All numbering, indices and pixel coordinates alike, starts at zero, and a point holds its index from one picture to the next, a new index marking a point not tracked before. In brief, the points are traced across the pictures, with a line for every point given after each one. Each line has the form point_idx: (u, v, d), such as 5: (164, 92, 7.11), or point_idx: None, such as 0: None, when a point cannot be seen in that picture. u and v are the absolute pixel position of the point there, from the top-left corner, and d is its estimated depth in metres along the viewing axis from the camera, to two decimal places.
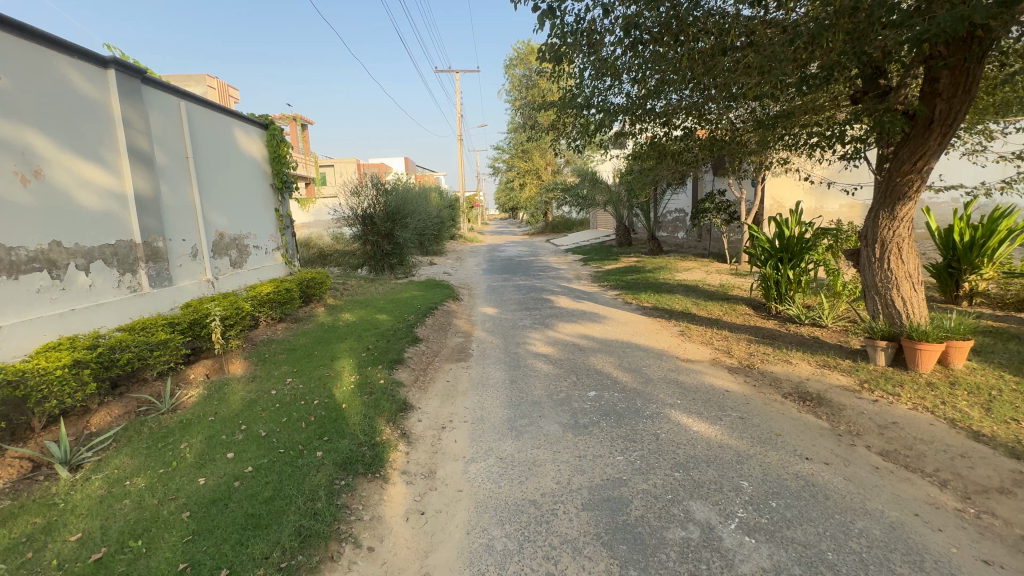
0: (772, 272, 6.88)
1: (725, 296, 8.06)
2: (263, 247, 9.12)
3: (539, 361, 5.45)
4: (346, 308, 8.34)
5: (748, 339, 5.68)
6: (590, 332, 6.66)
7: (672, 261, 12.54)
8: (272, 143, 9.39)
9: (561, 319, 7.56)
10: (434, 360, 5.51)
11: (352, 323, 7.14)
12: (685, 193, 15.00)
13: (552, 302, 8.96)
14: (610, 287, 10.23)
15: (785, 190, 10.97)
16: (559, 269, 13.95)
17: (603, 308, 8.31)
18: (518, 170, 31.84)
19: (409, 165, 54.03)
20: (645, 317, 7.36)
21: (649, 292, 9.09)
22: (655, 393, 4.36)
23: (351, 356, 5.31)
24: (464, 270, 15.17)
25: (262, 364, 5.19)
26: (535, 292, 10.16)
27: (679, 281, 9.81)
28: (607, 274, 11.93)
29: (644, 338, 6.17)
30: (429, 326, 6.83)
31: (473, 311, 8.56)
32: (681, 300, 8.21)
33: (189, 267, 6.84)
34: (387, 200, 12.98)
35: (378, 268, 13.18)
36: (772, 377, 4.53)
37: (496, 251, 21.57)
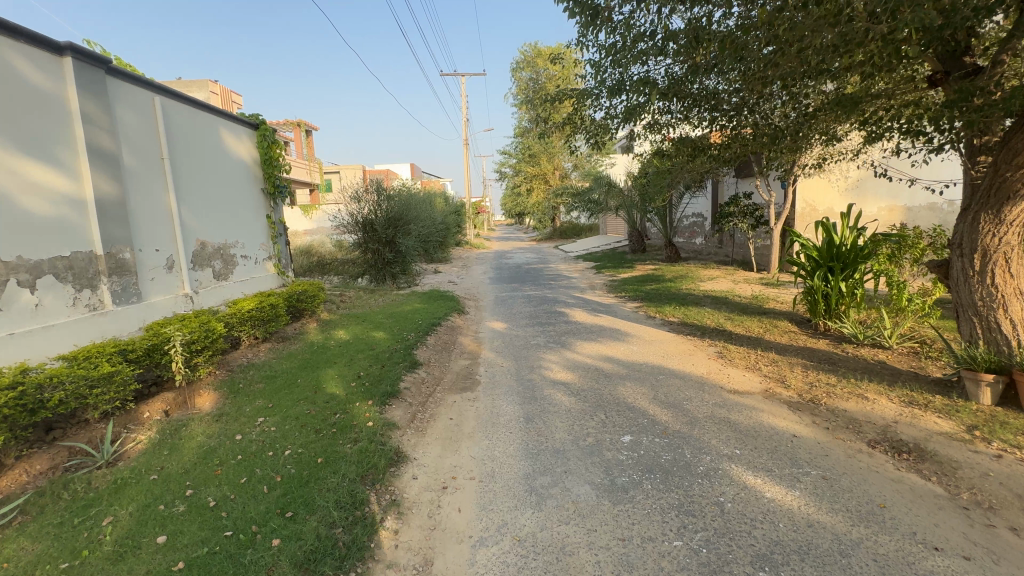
0: (820, 284, 6.04)
1: (761, 311, 7.21)
2: (253, 257, 8.42)
3: (558, 392, 4.64)
4: (341, 325, 7.58)
5: (803, 365, 4.85)
6: (614, 353, 5.85)
7: (692, 269, 11.69)
8: (263, 144, 8.69)
9: (579, 337, 6.74)
10: (435, 390, 4.72)
11: (346, 342, 6.38)
12: (704, 196, 14.20)
13: (566, 317, 8.13)
14: (628, 298, 9.40)
15: (819, 192, 9.97)
16: (571, 278, 13.14)
17: (625, 323, 7.46)
18: (526, 175, 31.15)
19: (415, 171, 53.69)
20: (674, 335, 6.53)
21: (674, 305, 8.24)
22: (705, 438, 3.53)
23: (338, 387, 4.53)
24: (471, 279, 14.42)
25: (233, 397, 4.43)
26: (547, 305, 9.35)
27: (704, 292, 8.97)
28: (623, 283, 11.11)
29: (678, 362, 5.34)
30: (431, 347, 6.05)
31: (480, 327, 7.77)
32: (712, 314, 7.37)
33: (164, 281, 6.13)
34: (389, 205, 12.27)
35: (379, 277, 12.45)
36: (847, 419, 3.70)
37: (503, 258, 20.83)
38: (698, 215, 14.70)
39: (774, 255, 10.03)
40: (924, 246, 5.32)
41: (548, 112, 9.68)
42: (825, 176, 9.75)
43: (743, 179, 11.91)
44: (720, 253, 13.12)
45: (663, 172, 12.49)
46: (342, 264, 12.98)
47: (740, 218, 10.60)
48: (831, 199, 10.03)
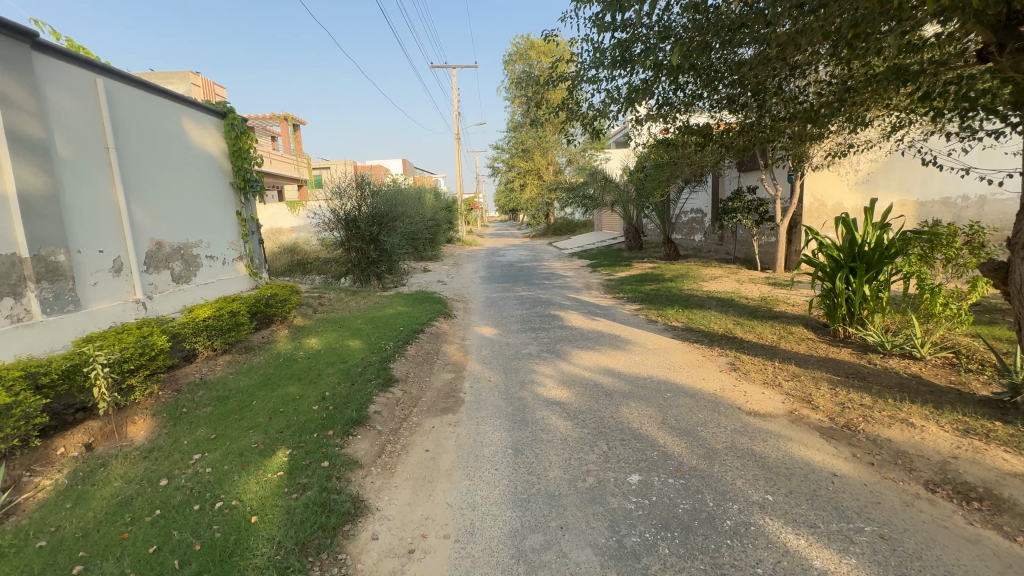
0: (841, 286, 5.48)
1: (773, 315, 6.64)
2: (220, 257, 7.74)
3: (553, 414, 4.04)
4: (315, 332, 6.92)
5: (829, 380, 4.28)
6: (614, 365, 5.25)
7: (694, 267, 11.11)
8: (231, 134, 7.96)
9: (576, 345, 6.13)
10: (411, 413, 4.10)
11: (317, 352, 5.75)
12: (705, 191, 13.61)
13: (562, 321, 7.52)
14: (627, 300, 8.80)
15: (828, 186, 9.41)
16: (565, 277, 12.54)
17: (626, 328, 6.87)
18: (519, 170, 30.45)
19: (407, 166, 52.88)
20: (680, 342, 5.94)
21: (676, 307, 7.66)
22: (728, 479, 2.94)
23: (297, 412, 3.90)
24: (461, 279, 13.78)
25: (173, 424, 3.79)
26: (541, 307, 8.73)
27: (708, 293, 8.40)
28: (621, 283, 10.53)
29: (687, 377, 4.76)
30: (410, 358, 5.42)
31: (468, 333, 7.14)
32: (719, 318, 6.79)
33: (109, 286, 5.45)
34: (373, 201, 11.58)
35: (364, 278, 11.79)
36: (895, 452, 3.12)
37: (496, 256, 20.18)
38: (698, 210, 14.12)
39: (779, 253, 9.49)
40: (960, 246, 4.76)
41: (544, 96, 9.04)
42: (834, 170, 9.21)
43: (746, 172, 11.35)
44: (721, 250, 12.57)
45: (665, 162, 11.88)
46: (325, 263, 12.26)
47: (744, 214, 10.05)
48: (840, 194, 9.47)
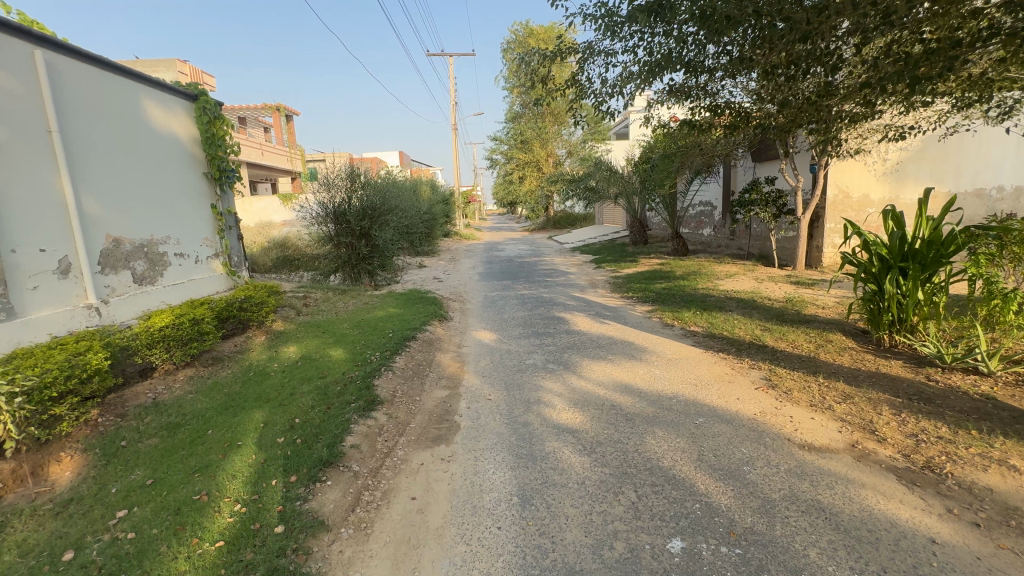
0: (891, 291, 4.75)
1: (804, 319, 5.97)
2: (192, 255, 7.04)
3: (566, 447, 3.37)
4: (295, 338, 6.25)
5: (890, 404, 3.64)
6: (632, 380, 4.59)
7: (705, 264, 10.43)
8: (205, 118, 7.24)
9: (586, 354, 5.46)
10: (395, 444, 3.43)
11: (294, 364, 5.07)
12: (715, 183, 12.90)
13: (568, 324, 6.84)
14: (637, 300, 8.12)
15: (854, 177, 8.66)
16: (568, 274, 11.87)
17: (639, 334, 6.20)
18: (517, 162, 29.62)
19: (404, 159, 52.00)
20: (703, 351, 5.28)
21: (693, 309, 6.99)
22: (797, 549, 2.29)
23: (258, 446, 3.23)
24: (459, 275, 13.09)
25: (105, 463, 3.11)
26: (544, 308, 8.05)
27: (726, 293, 7.73)
28: (628, 281, 9.86)
29: (718, 396, 4.10)
30: (398, 372, 4.75)
31: (464, 339, 6.47)
32: (743, 322, 6.13)
33: (55, 290, 4.77)
34: (363, 193, 10.85)
35: (355, 275, 11.10)
36: (1001, 508, 2.48)
37: (495, 251, 19.46)
38: (707, 203, 13.43)
39: (800, 249, 8.82)
40: None
41: (552, 71, 8.35)
42: (861, 158, 8.51)
43: (762, 162, 10.64)
44: (732, 245, 11.90)
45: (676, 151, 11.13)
46: (313, 259, 11.53)
47: (762, 207, 9.36)
48: (866, 185, 8.71)
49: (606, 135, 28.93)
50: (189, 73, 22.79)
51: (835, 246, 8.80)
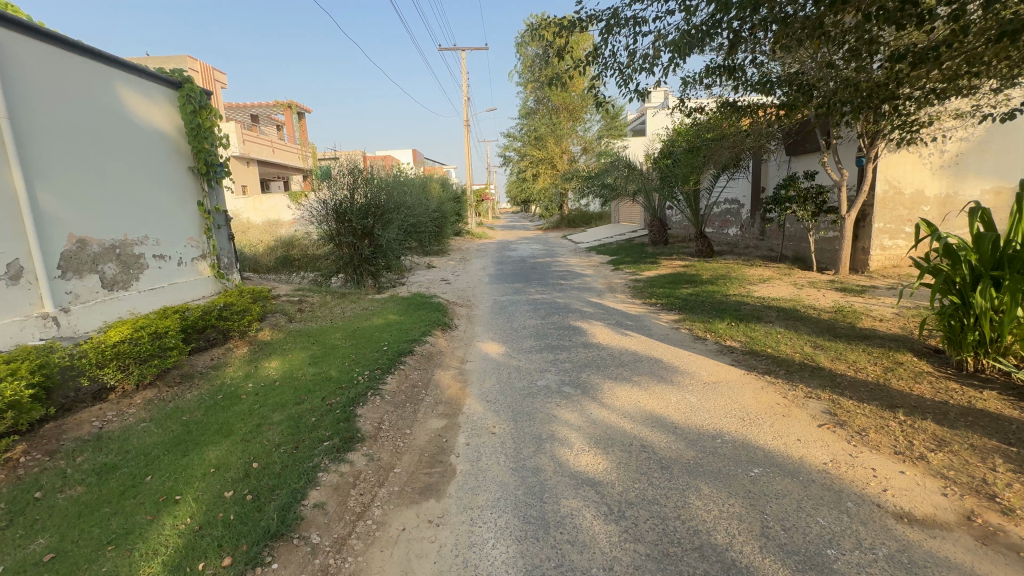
0: (984, 305, 3.85)
1: (861, 335, 5.13)
2: (175, 256, 6.46)
3: (587, 510, 2.64)
4: (280, 350, 5.62)
5: (1002, 456, 2.85)
6: (664, 410, 3.85)
7: (734, 266, 9.57)
8: (189, 107, 6.65)
9: (607, 375, 4.72)
10: (371, 501, 2.74)
11: (271, 384, 4.44)
12: (743, 179, 11.99)
13: (585, 336, 6.09)
14: (662, 308, 7.33)
15: (907, 170, 7.70)
16: (584, 276, 11.09)
17: (668, 350, 5.43)
18: (531, 159, 28.91)
19: (417, 156, 51.69)
20: (746, 374, 4.49)
21: (728, 320, 6.17)
22: None
23: (197, 504, 2.57)
24: (467, 276, 12.40)
25: (6, 524, 2.47)
26: (558, 316, 7.31)
27: (763, 301, 6.89)
28: (650, 285, 9.06)
29: (773, 438, 3.33)
30: (387, 397, 4.06)
31: (468, 353, 5.77)
32: (789, 337, 5.31)
33: (3, 298, 4.21)
34: (366, 190, 10.21)
35: (357, 277, 10.48)
36: None
37: (506, 250, 18.74)
38: (734, 201, 12.52)
39: (844, 252, 7.93)
40: None
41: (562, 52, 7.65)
42: (917, 149, 7.53)
43: (797, 156, 9.73)
44: (762, 246, 11.00)
45: (710, 137, 10.25)
46: (313, 259, 10.93)
47: (800, 204, 8.48)
48: (920, 179, 7.74)
49: (623, 131, 28.00)
50: (196, 65, 22.37)
51: (884, 248, 7.89)
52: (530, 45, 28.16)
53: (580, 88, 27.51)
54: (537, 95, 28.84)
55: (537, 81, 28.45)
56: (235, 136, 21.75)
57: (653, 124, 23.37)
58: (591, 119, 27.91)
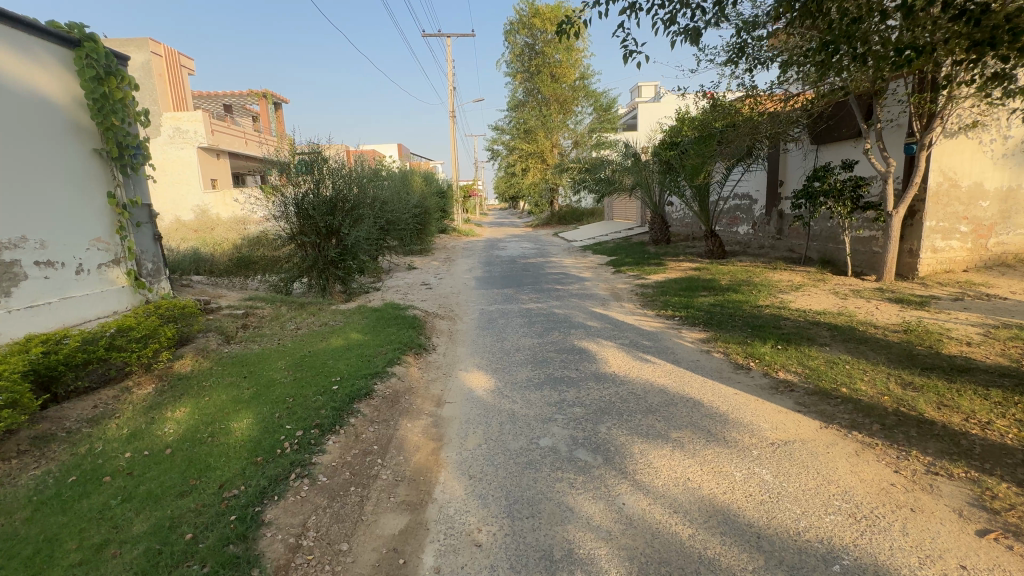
0: None
1: (955, 366, 3.96)
2: (72, 262, 5.06)
3: None
4: (198, 386, 4.26)
5: None
6: (731, 501, 2.60)
7: (755, 270, 8.40)
8: (94, 69, 5.25)
9: (633, 429, 3.45)
10: None
11: (159, 451, 3.10)
12: (757, 172, 10.83)
13: (596, 364, 4.82)
14: (683, 323, 6.11)
15: (965, 158, 6.60)
16: (583, 280, 9.85)
17: (707, 386, 4.19)
18: (520, 153, 27.14)
19: (403, 151, 50.03)
20: (827, 430, 3.27)
21: (773, 343, 4.94)
22: None
23: None
24: (451, 280, 11.08)
25: None
26: (559, 334, 6.03)
27: (807, 316, 5.70)
28: (662, 292, 7.83)
29: (921, 564, 2.12)
30: (322, 481, 2.76)
31: (447, 387, 4.49)
32: (862, 369, 4.11)
33: None
34: (332, 182, 8.84)
35: (323, 282, 9.12)
36: None
37: (494, 249, 17.38)
38: (745, 196, 11.37)
39: (890, 254, 6.80)
40: None
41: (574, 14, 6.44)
42: (977, 134, 6.46)
43: (825, 145, 8.58)
44: (780, 245, 9.98)
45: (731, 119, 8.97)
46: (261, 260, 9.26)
47: (838, 198, 7.29)
48: (980, 169, 6.66)
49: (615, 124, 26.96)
50: (161, 48, 20.75)
51: (936, 250, 6.76)
52: (519, 33, 26.92)
53: (570, 79, 26.63)
54: (527, 86, 27.62)
55: (527, 71, 27.24)
56: (203, 126, 19.84)
57: (648, 115, 22.28)
58: (582, 112, 26.77)
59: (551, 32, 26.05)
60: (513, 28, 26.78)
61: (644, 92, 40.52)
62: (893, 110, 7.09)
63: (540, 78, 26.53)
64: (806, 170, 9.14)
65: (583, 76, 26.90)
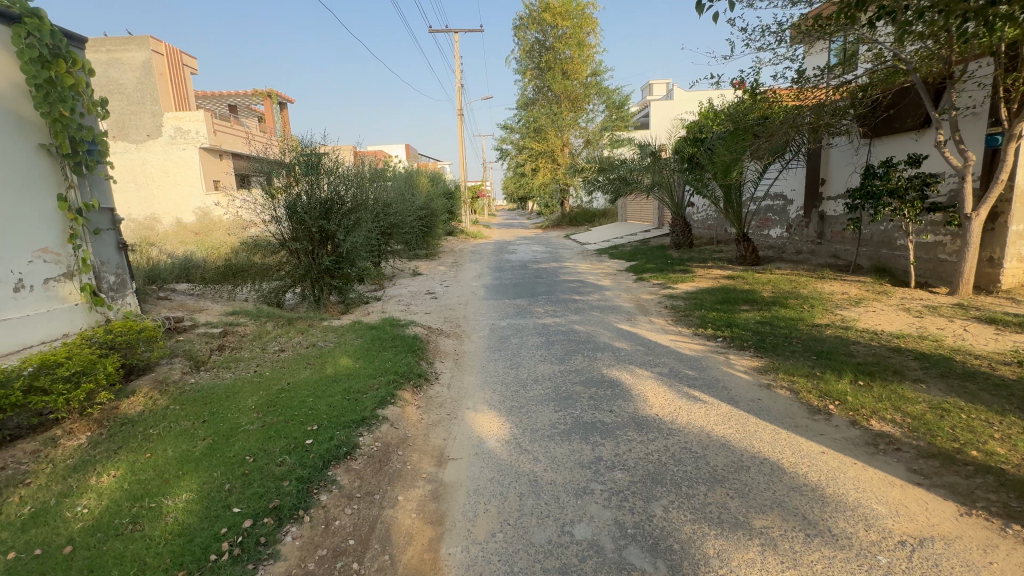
0: None
1: None
2: (7, 277, 4.27)
3: None
4: (143, 435, 3.44)
5: None
6: None
7: (801, 280, 7.45)
8: (39, 51, 4.42)
9: (699, 512, 2.56)
10: None
11: (55, 550, 2.26)
12: (794, 170, 9.85)
13: (634, 404, 3.92)
14: (730, 347, 5.18)
15: None
16: (603, 290, 8.94)
17: (782, 440, 3.27)
18: (530, 152, 26.20)
19: (410, 151, 49.32)
20: (976, 523, 2.36)
21: (852, 378, 4.02)
22: None
23: None
24: (458, 288, 10.22)
25: None
26: (583, 358, 5.14)
27: (882, 341, 4.76)
28: (697, 306, 6.90)
29: None
30: None
31: (451, 435, 3.63)
32: (988, 421, 3.17)
33: None
34: (327, 183, 8.03)
35: (318, 292, 8.32)
36: None
37: (503, 253, 16.50)
38: (780, 196, 10.39)
39: (969, 264, 5.83)
40: None
41: None
42: None
43: (880, 138, 7.61)
44: (822, 250, 9.04)
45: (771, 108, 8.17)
46: (249, 268, 8.42)
47: (903, 198, 6.33)
48: None
49: (628, 122, 26.02)
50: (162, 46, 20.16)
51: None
52: (530, 29, 26.06)
53: (582, 76, 25.77)
54: (537, 83, 26.75)
55: (537, 68, 26.37)
56: (206, 126, 19.12)
57: (665, 112, 21.29)
58: (594, 109, 25.81)
59: (563, 27, 25.17)
60: (524, 24, 25.94)
61: (657, 90, 39.45)
62: (969, 97, 6.12)
63: (551, 75, 25.67)
64: (856, 166, 8.16)
65: (595, 73, 25.98)
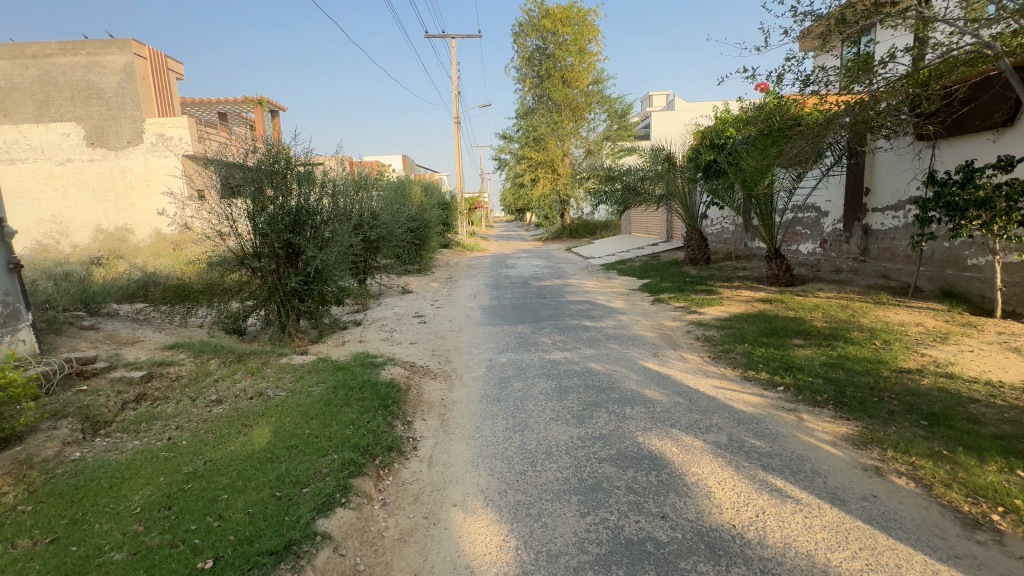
0: None
1: None
2: None
3: None
4: None
5: None
6: None
7: (857, 306, 6.26)
8: None
9: None
10: None
11: None
12: (831, 178, 8.77)
13: (695, 506, 2.70)
14: (801, 403, 3.96)
15: None
16: (619, 314, 7.72)
17: None
18: (529, 162, 25.16)
19: (407, 162, 48.33)
20: None
21: (1004, 465, 2.81)
22: None
23: None
24: (450, 310, 8.99)
25: None
26: (608, 417, 3.91)
27: (1011, 399, 3.55)
28: (739, 339, 5.68)
29: None
30: None
31: (425, 562, 2.39)
32: None
33: None
34: (298, 191, 6.83)
35: (284, 316, 7.08)
36: None
37: (502, 268, 15.25)
38: (813, 207, 9.30)
39: None
40: None
41: None
42: None
43: (949, 139, 6.49)
44: (869, 268, 7.90)
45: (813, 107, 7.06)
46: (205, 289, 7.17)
47: (994, 209, 5.17)
48: None
49: (631, 132, 25.08)
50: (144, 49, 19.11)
51: None
52: (529, 36, 25.25)
53: (583, 84, 24.89)
54: (537, 92, 25.81)
55: (537, 76, 25.46)
56: (189, 133, 17.99)
57: (671, 120, 20.32)
58: (596, 118, 24.87)
59: (564, 34, 24.36)
60: (524, 31, 25.14)
61: (656, 102, 38.89)
62: None
63: (551, 83, 24.75)
64: (917, 173, 7.04)
65: (597, 81, 25.08)
